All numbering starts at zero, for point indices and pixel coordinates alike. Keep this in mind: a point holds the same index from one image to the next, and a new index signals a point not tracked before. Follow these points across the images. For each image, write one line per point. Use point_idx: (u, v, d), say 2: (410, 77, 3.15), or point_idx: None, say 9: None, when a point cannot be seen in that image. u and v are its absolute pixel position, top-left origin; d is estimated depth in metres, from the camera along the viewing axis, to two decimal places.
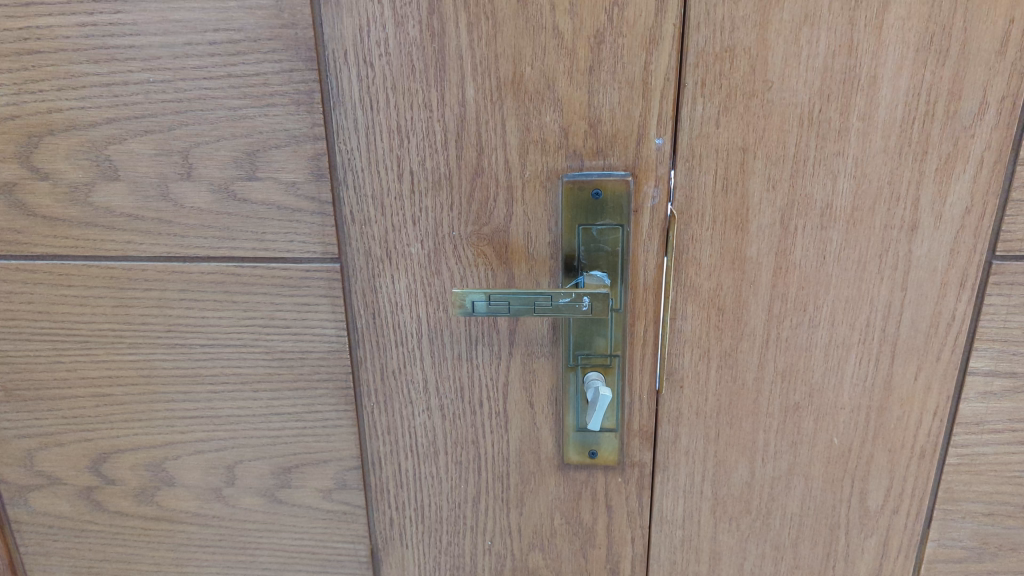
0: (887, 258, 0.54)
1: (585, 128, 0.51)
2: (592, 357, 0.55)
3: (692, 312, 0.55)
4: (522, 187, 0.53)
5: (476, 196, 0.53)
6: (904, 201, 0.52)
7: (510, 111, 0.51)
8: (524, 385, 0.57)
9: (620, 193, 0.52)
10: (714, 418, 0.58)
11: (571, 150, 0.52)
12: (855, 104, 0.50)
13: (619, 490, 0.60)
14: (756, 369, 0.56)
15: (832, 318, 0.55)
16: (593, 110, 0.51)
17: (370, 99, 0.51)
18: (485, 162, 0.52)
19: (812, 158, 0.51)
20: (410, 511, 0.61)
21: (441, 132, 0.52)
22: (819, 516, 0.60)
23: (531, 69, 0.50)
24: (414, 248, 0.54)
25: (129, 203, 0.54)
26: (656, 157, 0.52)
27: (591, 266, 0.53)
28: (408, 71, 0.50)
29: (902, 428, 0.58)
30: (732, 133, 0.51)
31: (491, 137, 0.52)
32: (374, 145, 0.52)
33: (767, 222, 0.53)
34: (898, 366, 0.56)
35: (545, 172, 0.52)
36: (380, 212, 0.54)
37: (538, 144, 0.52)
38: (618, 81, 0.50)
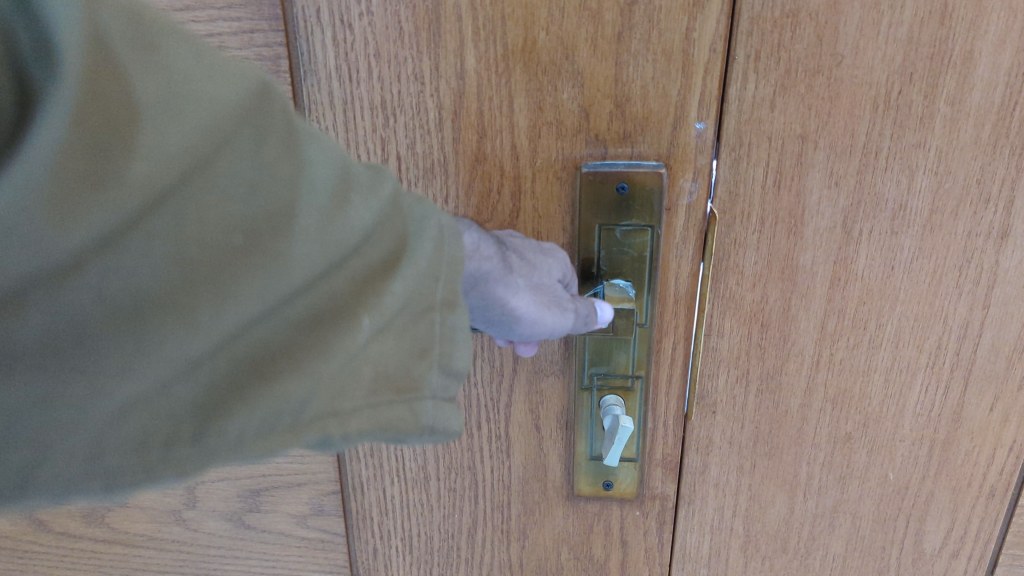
0: (968, 271, 0.44)
1: (611, 108, 0.42)
2: (610, 377, 0.47)
3: (730, 327, 0.47)
4: (532, 178, 0.44)
5: (475, 187, 0.45)
6: (996, 203, 0.43)
7: (519, 85, 0.42)
8: (530, 406, 0.49)
9: (650, 188, 0.43)
10: (750, 447, 0.50)
11: (592, 135, 0.43)
12: (944, 83, 0.40)
13: (636, 524, 0.53)
14: (802, 394, 0.48)
15: (897, 338, 0.46)
16: (621, 86, 0.42)
17: (350, 68, 0.43)
18: (489, 147, 0.44)
19: (887, 149, 0.42)
20: (396, 541, 0.54)
21: (435, 110, 0.43)
22: (865, 558, 0.52)
23: (546, 35, 0.41)
24: None
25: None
26: (696, 145, 0.43)
27: (613, 273, 0.45)
28: (395, 35, 0.42)
29: (970, 465, 0.49)
30: (790, 117, 0.42)
31: (497, 116, 0.43)
32: (355, 125, 0.44)
33: (826, 224, 0.44)
34: (971, 395, 0.47)
35: (561, 160, 0.44)
36: None
37: (552, 126, 0.43)
38: (652, 50, 0.41)
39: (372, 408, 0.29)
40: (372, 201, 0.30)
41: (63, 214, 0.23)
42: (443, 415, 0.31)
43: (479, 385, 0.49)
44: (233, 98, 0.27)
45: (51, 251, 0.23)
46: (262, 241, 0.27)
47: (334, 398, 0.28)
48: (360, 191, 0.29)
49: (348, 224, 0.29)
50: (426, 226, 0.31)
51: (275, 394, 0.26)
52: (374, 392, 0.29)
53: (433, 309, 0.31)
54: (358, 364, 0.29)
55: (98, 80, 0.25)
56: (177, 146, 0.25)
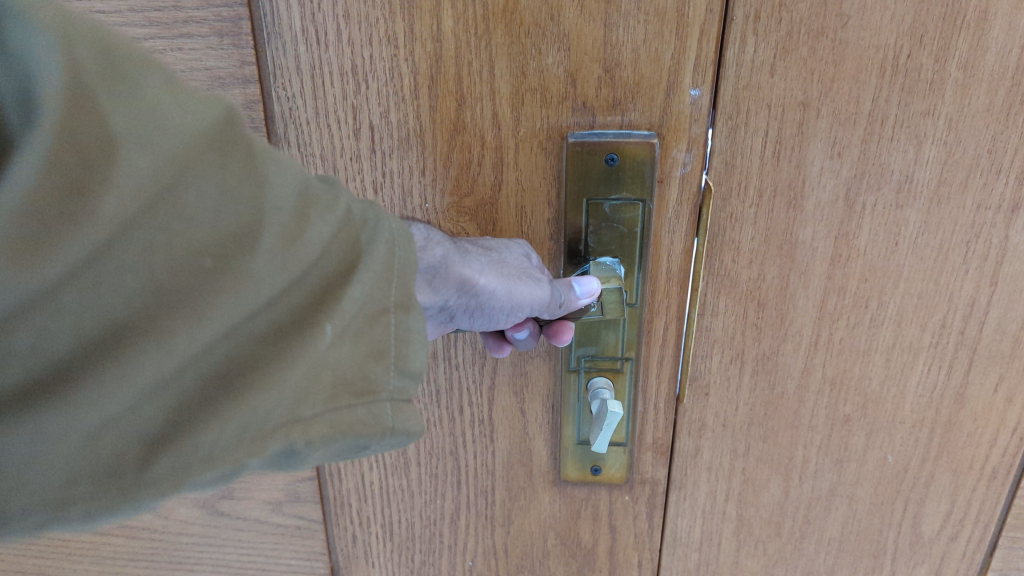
0: (975, 246, 0.42)
1: (599, 74, 0.40)
2: (599, 360, 0.46)
3: (725, 306, 0.45)
4: (516, 149, 0.42)
5: (455, 158, 0.42)
6: (1007, 174, 0.40)
7: (500, 49, 0.39)
8: (514, 389, 0.48)
9: (642, 159, 0.41)
10: (745, 430, 0.48)
11: (579, 103, 0.40)
12: (956, 47, 0.38)
13: (625, 510, 0.51)
14: (800, 375, 0.46)
15: (900, 317, 0.44)
16: (610, 49, 0.39)
17: (317, 31, 0.40)
18: (469, 115, 0.41)
19: (894, 117, 0.39)
20: (376, 527, 0.53)
21: (410, 76, 0.40)
22: (861, 542, 0.51)
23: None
24: None
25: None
26: (691, 112, 0.40)
27: (601, 250, 0.43)
28: None
29: (971, 447, 0.47)
30: (791, 83, 0.39)
31: (477, 82, 0.40)
32: (324, 91, 0.41)
33: (828, 197, 0.41)
34: (975, 375, 0.45)
35: (545, 129, 0.41)
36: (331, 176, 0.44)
37: (536, 92, 0.40)
38: (643, 10, 0.38)
39: (333, 414, 0.29)
40: (329, 217, 0.29)
41: (36, 251, 0.23)
42: (404, 416, 0.31)
43: (461, 367, 0.47)
44: (199, 120, 0.27)
45: (29, 288, 0.23)
46: (229, 262, 0.26)
47: (295, 406, 0.28)
48: (318, 208, 0.29)
49: (306, 241, 0.28)
50: (383, 235, 0.31)
51: (245, 408, 0.27)
52: (333, 398, 0.29)
53: (388, 311, 0.30)
54: (318, 372, 0.29)
55: (78, 114, 0.24)
56: (149, 176, 0.25)
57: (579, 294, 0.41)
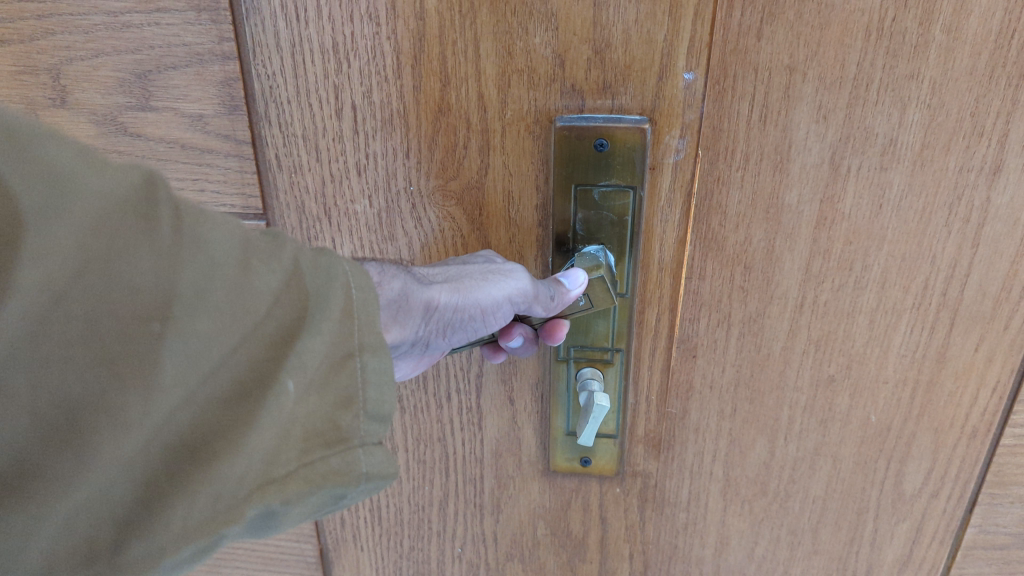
0: (957, 208, 0.43)
1: (589, 54, 0.41)
2: (589, 350, 0.48)
3: (712, 271, 0.45)
4: (502, 132, 0.43)
5: (439, 140, 0.44)
6: (989, 136, 0.41)
7: (485, 27, 0.41)
8: (504, 375, 0.50)
9: (632, 145, 0.42)
10: (731, 392, 0.49)
11: (567, 85, 0.42)
12: (940, 10, 0.38)
13: (616, 501, 0.54)
14: (786, 337, 0.47)
15: (883, 279, 0.45)
16: (599, 30, 0.40)
17: (297, 8, 0.42)
18: (454, 97, 0.43)
19: (879, 81, 0.40)
20: (364, 512, 0.57)
21: (392, 53, 0.42)
22: (845, 500, 0.52)
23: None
24: (359, 204, 0.47)
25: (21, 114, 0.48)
26: (683, 97, 0.41)
27: (591, 237, 0.45)
28: None
29: (952, 406, 0.48)
30: (778, 47, 0.39)
31: (462, 60, 0.42)
32: (305, 70, 0.43)
33: (814, 160, 0.42)
34: (957, 335, 0.46)
35: (533, 113, 0.43)
36: (314, 157, 0.46)
37: (523, 73, 0.42)
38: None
39: (307, 467, 0.32)
40: (275, 264, 0.31)
41: None
42: (375, 461, 0.34)
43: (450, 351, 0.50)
44: (115, 189, 0.29)
45: None
46: (173, 323, 0.28)
47: (269, 465, 0.31)
48: (261, 257, 0.31)
49: (256, 291, 0.30)
50: (336, 275, 0.32)
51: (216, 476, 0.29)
52: (306, 451, 0.32)
53: (354, 354, 0.33)
54: (288, 428, 0.31)
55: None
56: (69, 254, 0.27)
57: (569, 287, 0.42)
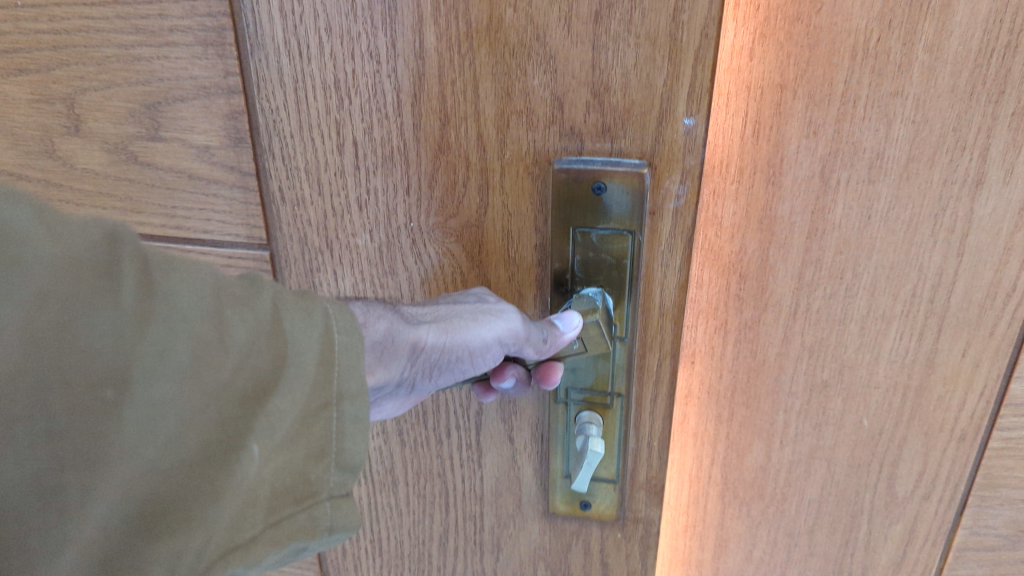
0: (942, 219, 0.45)
1: (588, 97, 0.41)
2: (589, 393, 0.47)
3: (709, 278, 0.49)
4: (501, 172, 0.44)
5: (439, 179, 0.45)
6: (971, 150, 0.43)
7: (484, 68, 0.41)
8: (505, 416, 0.50)
9: (630, 190, 0.42)
10: (728, 397, 0.52)
11: (567, 127, 0.41)
12: (922, 31, 0.40)
13: (618, 547, 0.52)
14: (780, 342, 0.49)
15: (873, 287, 0.47)
16: (598, 74, 0.40)
17: (298, 46, 0.43)
18: (453, 136, 0.43)
19: (865, 98, 0.42)
20: (365, 542, 0.57)
21: (392, 92, 0.43)
22: (840, 503, 0.53)
23: (513, 12, 0.39)
24: (361, 238, 0.47)
25: (40, 139, 0.51)
26: (683, 142, 0.40)
27: (592, 280, 0.44)
28: (348, 11, 0.41)
29: (942, 410, 0.50)
30: (769, 66, 0.43)
31: (461, 101, 0.42)
32: (307, 105, 0.44)
33: (805, 173, 0.45)
34: (944, 341, 0.48)
35: (532, 154, 0.43)
36: (317, 191, 0.47)
37: (521, 115, 0.42)
38: (634, 33, 0.38)
39: (273, 526, 0.32)
40: (248, 313, 0.32)
41: None
42: (342, 514, 0.34)
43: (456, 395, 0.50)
44: (82, 250, 0.29)
45: None
46: (128, 389, 0.28)
47: (234, 530, 0.31)
48: (235, 306, 0.32)
49: (229, 344, 0.31)
50: (311, 325, 0.33)
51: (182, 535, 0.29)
52: (275, 510, 0.32)
53: (330, 404, 0.33)
54: (257, 487, 0.31)
55: None
56: (30, 320, 0.27)
57: (564, 329, 0.42)
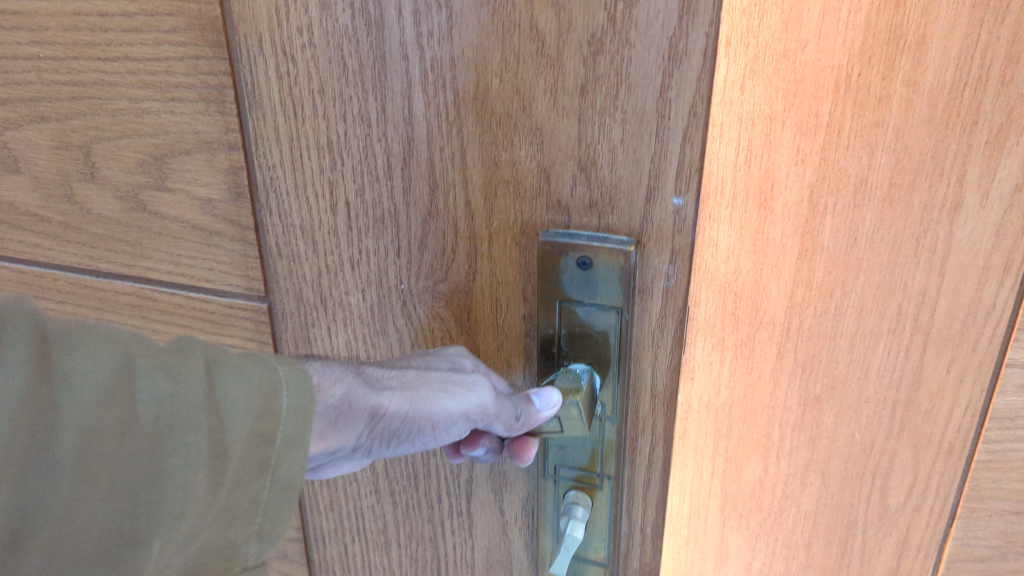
0: (924, 240, 0.46)
1: (574, 170, 0.27)
2: (580, 470, 0.31)
3: (708, 298, 0.54)
4: (487, 240, 0.29)
5: (430, 244, 0.30)
6: (948, 176, 0.44)
7: (470, 134, 0.27)
8: (494, 485, 0.33)
9: (614, 271, 0.27)
10: (726, 410, 0.57)
11: (554, 197, 0.27)
12: (900, 66, 0.44)
13: None
14: (774, 359, 0.53)
15: (861, 304, 0.50)
16: (585, 145, 0.26)
17: (296, 108, 0.30)
18: (442, 202, 0.29)
19: (849, 128, 0.46)
20: None
21: (382, 157, 0.29)
22: (836, 514, 0.55)
23: (500, 83, 0.26)
24: (352, 297, 0.33)
25: (60, 184, 0.37)
26: (668, 223, 0.26)
27: (580, 353, 0.29)
28: (340, 73, 0.28)
29: (930, 423, 0.49)
30: (760, 98, 0.49)
31: (448, 166, 0.28)
32: (302, 163, 0.31)
33: (793, 200, 0.49)
34: (930, 355, 0.48)
35: (520, 223, 0.28)
36: (310, 246, 0.32)
37: (508, 184, 0.28)
38: (621, 109, 0.25)
39: None
40: (167, 375, 0.20)
41: None
42: None
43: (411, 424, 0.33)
44: None
45: None
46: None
47: None
48: (154, 364, 0.20)
49: (133, 427, 0.20)
50: (251, 385, 0.21)
51: None
52: None
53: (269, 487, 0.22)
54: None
55: None
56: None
57: (537, 411, 0.28)
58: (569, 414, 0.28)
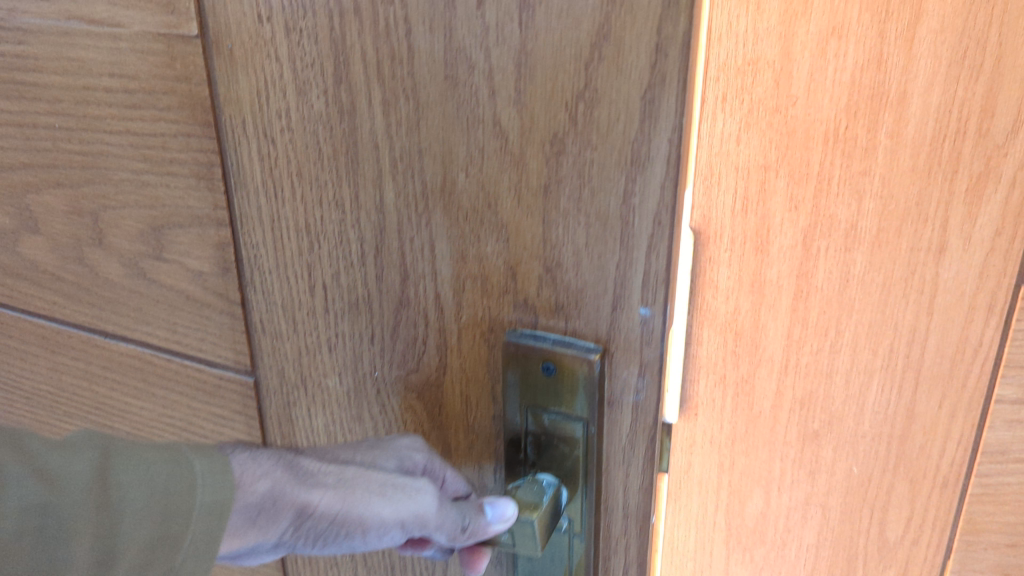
0: (912, 282, 0.50)
1: (541, 271, 0.30)
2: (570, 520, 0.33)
3: (710, 336, 0.56)
4: (458, 332, 0.33)
5: (402, 332, 0.34)
6: (933, 221, 0.48)
7: (440, 225, 0.31)
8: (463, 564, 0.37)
9: (578, 376, 0.30)
10: (728, 446, 0.58)
11: (521, 299, 0.31)
12: (883, 119, 0.47)
13: None
14: (773, 396, 0.56)
15: (854, 343, 0.53)
16: (551, 247, 0.29)
17: (275, 183, 0.34)
18: (412, 292, 0.33)
19: (838, 176, 0.49)
20: None
21: (357, 241, 0.33)
22: (838, 548, 0.58)
23: (466, 176, 0.29)
24: (330, 380, 0.37)
25: (145, 241, 0.40)
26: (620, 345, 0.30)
27: (547, 463, 0.33)
28: (313, 153, 0.32)
29: (925, 458, 0.53)
30: (754, 149, 0.51)
31: (418, 261, 0.32)
32: (284, 243, 0.35)
33: (789, 243, 0.52)
34: (921, 394, 0.52)
35: (487, 320, 0.32)
36: (292, 326, 0.37)
37: (476, 279, 0.31)
38: (584, 212, 0.28)
39: None
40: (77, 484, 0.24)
41: None
42: None
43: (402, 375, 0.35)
44: None
45: None
46: None
47: None
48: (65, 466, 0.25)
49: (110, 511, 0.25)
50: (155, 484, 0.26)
51: None
52: None
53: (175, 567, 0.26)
54: None
55: None
56: None
57: (488, 521, 0.31)
58: (522, 530, 0.30)
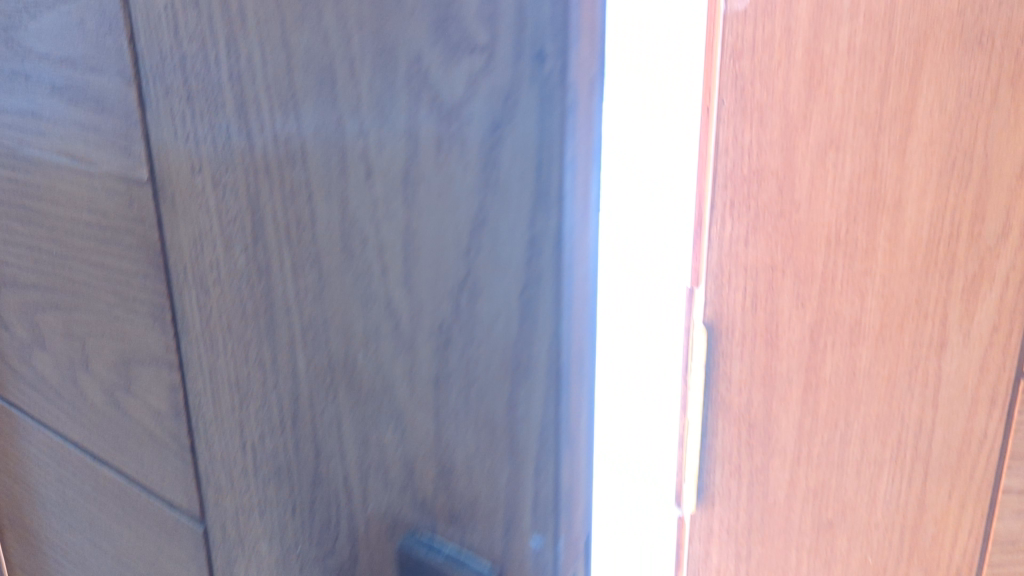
0: (916, 374, 0.52)
1: (436, 469, 0.26)
2: None
3: (723, 428, 0.59)
4: (370, 529, 0.28)
5: (319, 516, 0.30)
6: (932, 318, 0.51)
7: (346, 408, 0.28)
8: None
9: None
10: (746, 535, 0.60)
11: (422, 500, 0.26)
12: (881, 224, 0.51)
13: None
14: (788, 485, 0.58)
15: (864, 434, 0.55)
16: (443, 448, 0.25)
17: (213, 336, 0.32)
18: (324, 468, 0.29)
19: (841, 276, 0.52)
20: None
21: (278, 412, 0.31)
22: None
23: (364, 356, 0.26)
24: (263, 546, 0.34)
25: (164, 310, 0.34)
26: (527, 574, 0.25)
27: None
28: (241, 311, 0.30)
29: (938, 549, 0.55)
30: (762, 251, 0.54)
31: (327, 436, 0.29)
32: (223, 399, 0.33)
33: (797, 338, 0.55)
34: (931, 484, 0.54)
35: (391, 518, 0.28)
36: (232, 482, 0.34)
37: (377, 473, 0.27)
38: (477, 415, 0.24)
39: None
40: None
41: None
42: None
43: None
44: None
45: None
46: None
47: None
48: None
49: None
50: None
51: None
52: None
53: None
54: None
55: None
56: None
57: None
58: None
